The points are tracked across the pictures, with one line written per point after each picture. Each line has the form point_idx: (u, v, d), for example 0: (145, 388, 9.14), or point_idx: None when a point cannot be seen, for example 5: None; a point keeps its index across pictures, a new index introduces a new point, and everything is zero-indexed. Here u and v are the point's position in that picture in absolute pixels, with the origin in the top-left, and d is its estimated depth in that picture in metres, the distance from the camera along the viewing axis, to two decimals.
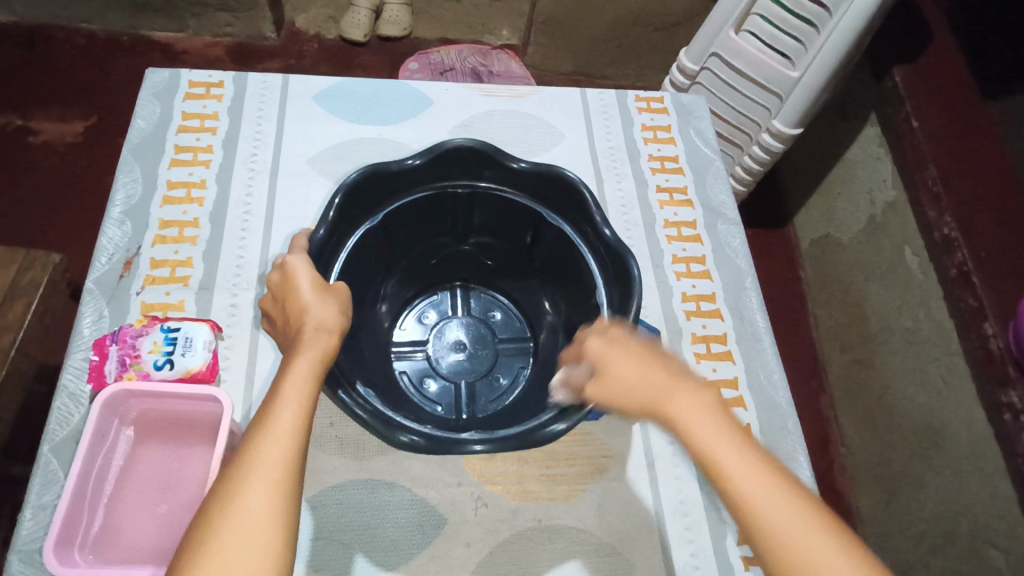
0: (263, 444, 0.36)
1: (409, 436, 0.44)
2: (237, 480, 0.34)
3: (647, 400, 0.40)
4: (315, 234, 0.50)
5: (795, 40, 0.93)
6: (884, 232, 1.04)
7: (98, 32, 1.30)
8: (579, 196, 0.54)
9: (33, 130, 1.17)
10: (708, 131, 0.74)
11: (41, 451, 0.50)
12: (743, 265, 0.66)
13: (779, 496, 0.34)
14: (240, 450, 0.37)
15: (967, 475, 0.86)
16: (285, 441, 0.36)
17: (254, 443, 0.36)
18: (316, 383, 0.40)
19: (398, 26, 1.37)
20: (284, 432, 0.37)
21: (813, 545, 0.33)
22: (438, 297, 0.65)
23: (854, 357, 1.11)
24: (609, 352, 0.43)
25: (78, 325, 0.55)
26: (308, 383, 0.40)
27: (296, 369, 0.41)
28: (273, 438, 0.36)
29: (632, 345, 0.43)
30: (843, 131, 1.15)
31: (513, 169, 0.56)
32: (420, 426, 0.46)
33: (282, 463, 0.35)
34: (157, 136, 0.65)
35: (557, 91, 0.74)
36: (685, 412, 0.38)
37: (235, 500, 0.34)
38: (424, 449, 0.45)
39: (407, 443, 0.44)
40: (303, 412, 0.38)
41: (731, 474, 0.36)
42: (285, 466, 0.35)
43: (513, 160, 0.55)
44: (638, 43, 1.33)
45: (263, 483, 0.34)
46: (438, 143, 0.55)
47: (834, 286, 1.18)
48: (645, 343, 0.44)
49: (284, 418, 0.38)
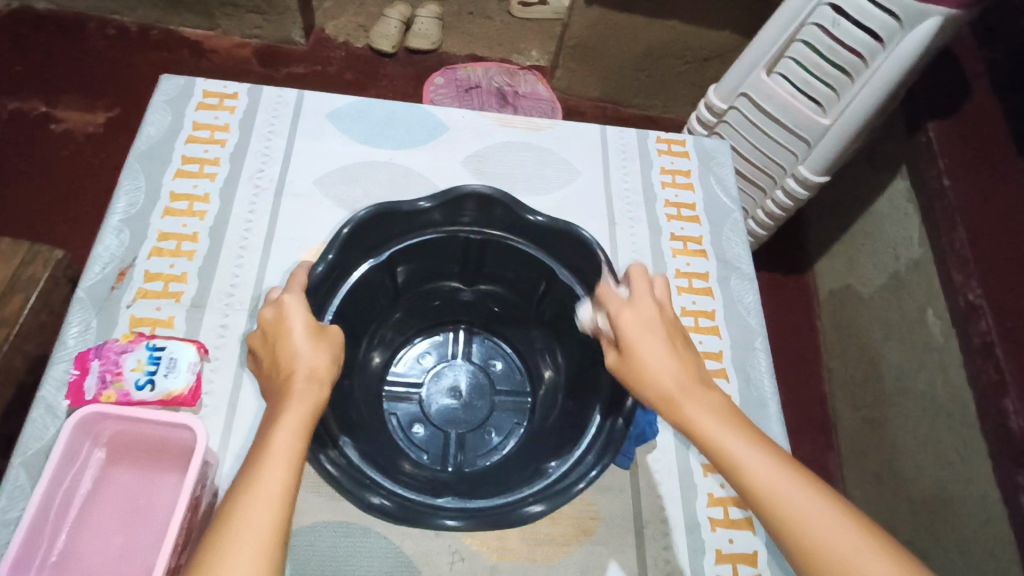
0: (246, 511, 0.34)
1: (379, 500, 0.43)
2: (218, 552, 0.32)
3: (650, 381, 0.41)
4: (313, 269, 0.49)
5: (828, 87, 0.90)
6: (907, 290, 1.00)
7: (129, 25, 1.31)
8: (592, 255, 0.52)
9: (56, 117, 1.18)
10: (729, 180, 0.72)
11: (11, 464, 0.49)
12: (754, 325, 0.63)
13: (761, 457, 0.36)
14: (219, 514, 0.34)
15: (977, 554, 0.81)
16: (271, 508, 0.34)
17: (235, 509, 0.34)
18: (307, 440, 0.39)
19: (428, 40, 1.36)
20: (271, 497, 0.35)
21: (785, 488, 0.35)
22: (441, 338, 0.63)
23: (866, 416, 1.07)
24: (642, 329, 0.43)
25: (63, 335, 0.53)
26: (298, 439, 0.38)
27: (286, 424, 0.39)
28: (255, 504, 0.34)
29: (638, 316, 0.44)
30: (871, 180, 1.12)
31: (529, 221, 0.54)
32: (393, 488, 0.45)
33: (267, 531, 0.33)
34: (165, 145, 0.64)
35: (576, 126, 0.72)
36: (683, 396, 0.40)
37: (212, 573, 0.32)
38: (392, 516, 0.43)
39: (377, 506, 0.43)
40: (291, 473, 0.37)
41: (750, 466, 0.36)
42: (270, 535, 0.33)
43: (530, 212, 0.53)
44: (667, 76, 1.31)
45: (245, 556, 0.32)
46: (454, 186, 0.53)
47: (850, 339, 1.14)
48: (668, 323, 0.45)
49: (270, 481, 0.35)
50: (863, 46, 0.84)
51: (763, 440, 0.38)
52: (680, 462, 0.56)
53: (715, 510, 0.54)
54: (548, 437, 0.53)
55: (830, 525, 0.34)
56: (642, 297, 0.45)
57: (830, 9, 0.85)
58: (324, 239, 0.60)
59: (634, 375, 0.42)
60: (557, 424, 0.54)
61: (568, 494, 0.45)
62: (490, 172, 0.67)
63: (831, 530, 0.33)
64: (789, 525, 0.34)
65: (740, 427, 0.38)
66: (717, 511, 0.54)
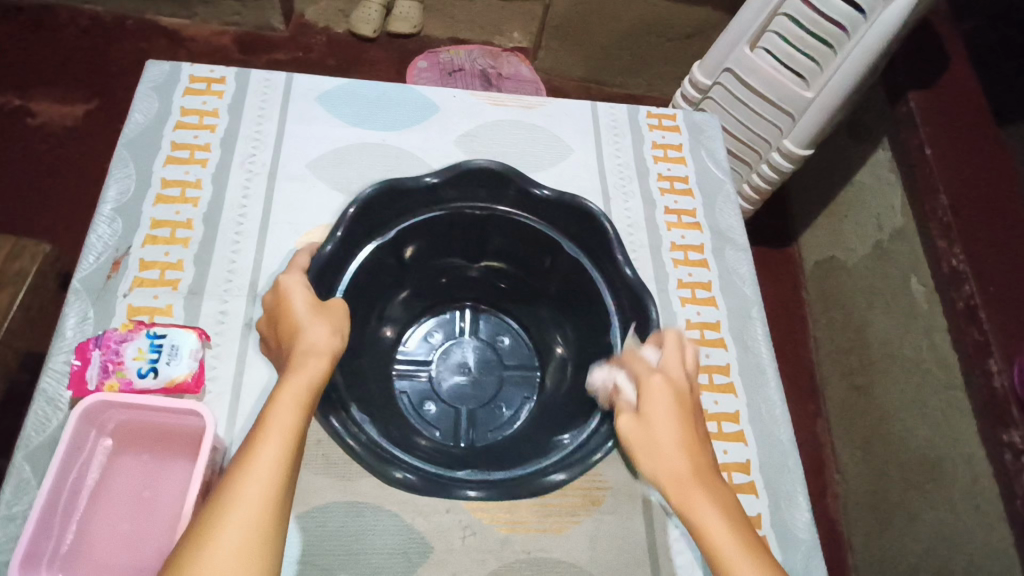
0: (242, 481, 0.34)
1: (403, 474, 0.43)
2: (211, 521, 0.32)
3: (666, 476, 0.39)
4: (320, 248, 0.50)
5: (811, 60, 0.91)
6: (891, 258, 1.02)
7: (103, 14, 1.28)
8: (600, 229, 0.53)
9: (31, 111, 1.15)
10: (719, 152, 0.73)
11: (15, 458, 0.49)
12: (749, 294, 0.64)
13: None
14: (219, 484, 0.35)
15: (963, 510, 0.84)
16: (265, 481, 0.34)
17: (232, 479, 0.34)
18: (305, 413, 0.39)
19: (409, 23, 1.35)
20: (268, 468, 0.35)
21: None
22: (447, 317, 0.63)
23: (853, 383, 1.09)
24: (661, 404, 0.42)
25: (60, 326, 0.53)
26: (294, 413, 0.38)
27: (284, 397, 0.39)
28: (252, 474, 0.34)
29: (668, 404, 0.42)
30: (853, 152, 1.13)
31: (536, 196, 0.55)
32: (415, 463, 0.45)
33: (259, 502, 0.33)
34: (153, 132, 0.63)
35: (567, 104, 0.72)
36: (699, 505, 0.37)
37: (204, 545, 0.32)
38: (416, 488, 0.43)
39: (400, 480, 0.43)
40: (291, 443, 0.37)
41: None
42: (263, 508, 0.33)
43: (537, 187, 0.54)
44: (650, 54, 1.31)
45: (236, 526, 0.32)
46: (460, 162, 0.54)
47: (836, 309, 1.16)
48: (691, 405, 0.43)
49: (266, 453, 0.35)
50: (845, 18, 0.85)
51: (764, 552, 0.35)
52: None
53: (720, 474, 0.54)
54: (558, 411, 0.55)
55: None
56: (669, 370, 0.45)
57: None
58: (321, 223, 0.60)
59: (644, 445, 0.40)
60: (568, 397, 0.55)
61: (585, 463, 0.46)
62: (483, 151, 0.67)
63: None
64: None
65: (742, 531, 0.36)
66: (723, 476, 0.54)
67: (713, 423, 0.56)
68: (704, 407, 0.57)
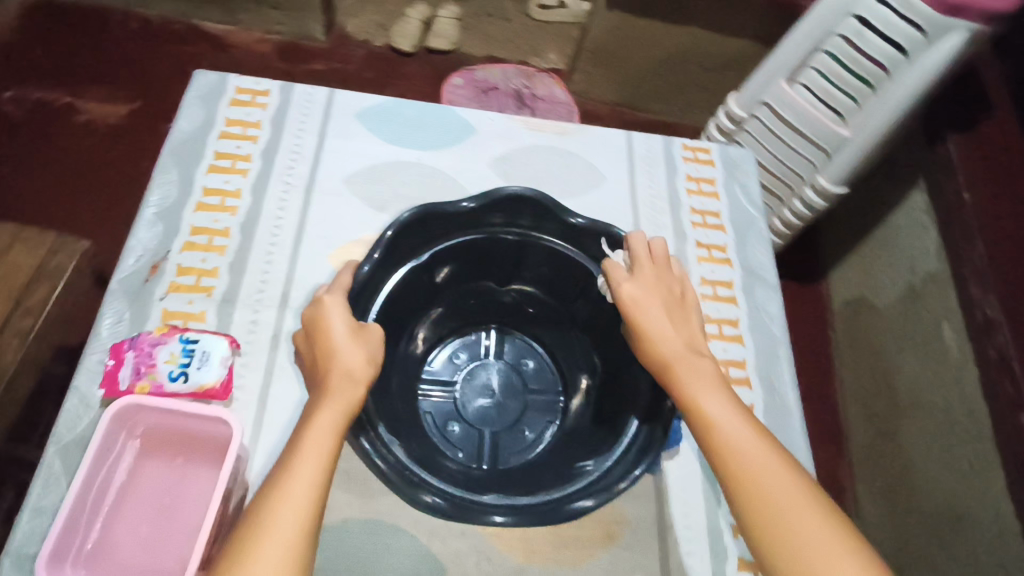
0: (278, 506, 0.36)
1: (431, 497, 0.44)
2: (253, 537, 0.35)
3: (656, 355, 0.46)
4: (359, 269, 0.51)
5: (849, 98, 0.90)
6: (923, 302, 1.01)
7: (151, 18, 1.32)
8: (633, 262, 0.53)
9: (78, 109, 1.19)
10: (753, 189, 0.72)
11: (46, 452, 0.50)
12: (778, 334, 0.63)
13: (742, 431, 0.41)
14: (258, 501, 0.37)
15: (987, 567, 0.82)
16: (299, 507, 0.36)
17: (267, 503, 0.37)
18: (338, 439, 0.41)
19: (447, 40, 1.37)
20: (302, 494, 0.37)
21: (761, 462, 0.39)
22: (472, 338, 0.64)
23: (879, 427, 1.07)
24: (647, 298, 0.49)
25: (96, 326, 0.54)
26: (330, 437, 0.41)
27: (320, 423, 0.41)
28: (290, 497, 0.37)
29: (654, 296, 0.49)
30: (888, 192, 1.12)
31: (572, 224, 0.55)
32: (443, 486, 0.46)
33: (295, 522, 0.36)
34: (198, 141, 0.64)
35: (601, 131, 0.72)
36: (682, 375, 0.45)
37: (246, 562, 0.34)
38: (444, 513, 0.44)
39: (428, 503, 0.44)
40: (324, 468, 0.39)
41: (723, 428, 0.41)
42: (296, 532, 0.36)
43: (572, 216, 0.55)
44: (685, 82, 1.31)
45: (275, 544, 0.35)
46: (493, 189, 0.55)
47: (864, 350, 1.14)
48: (675, 295, 0.50)
49: (303, 477, 0.38)
50: (887, 58, 0.84)
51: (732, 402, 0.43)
52: (707, 468, 0.55)
53: None
54: (581, 440, 0.54)
55: (785, 483, 0.38)
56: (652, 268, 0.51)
57: (855, 20, 0.85)
58: (355, 239, 0.61)
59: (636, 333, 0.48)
60: (591, 427, 0.55)
61: (611, 491, 0.46)
62: (518, 176, 0.67)
63: (792, 508, 0.37)
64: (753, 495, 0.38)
65: (714, 385, 0.44)
66: None
67: None
68: None
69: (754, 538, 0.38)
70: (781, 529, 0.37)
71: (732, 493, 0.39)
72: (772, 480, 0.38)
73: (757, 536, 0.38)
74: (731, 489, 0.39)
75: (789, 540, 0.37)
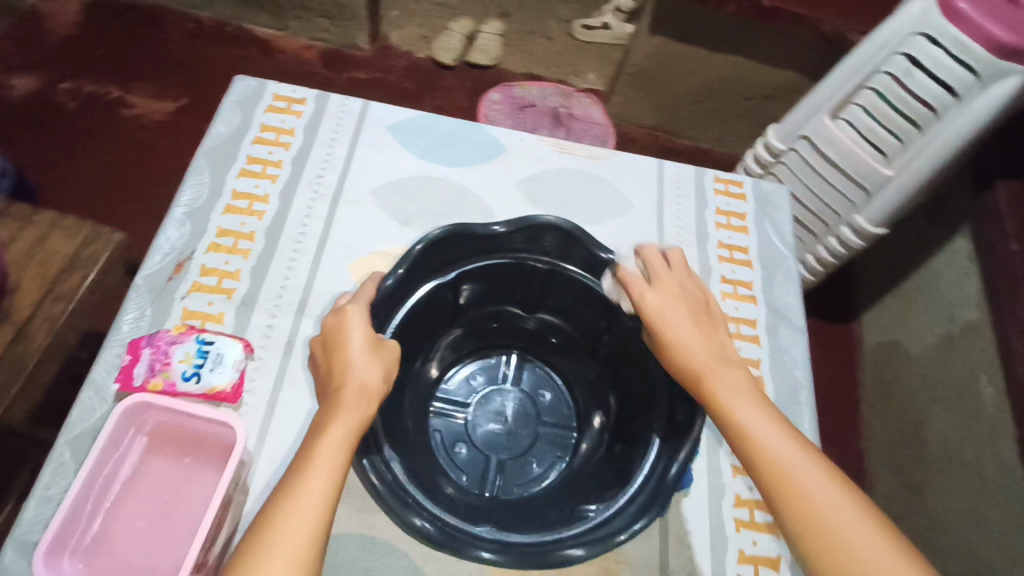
0: (290, 515, 0.36)
1: (420, 522, 0.44)
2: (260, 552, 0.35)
3: (691, 367, 0.47)
4: (384, 281, 0.51)
5: (894, 137, 0.86)
6: (959, 353, 0.96)
7: (204, 19, 1.36)
8: None
9: (127, 103, 1.23)
10: (785, 226, 0.70)
11: (57, 441, 0.51)
12: (800, 378, 0.61)
13: (783, 438, 0.42)
14: (266, 513, 0.37)
15: None
16: (310, 519, 0.36)
17: (280, 512, 0.37)
18: (349, 452, 0.41)
19: (488, 55, 1.39)
20: (313, 505, 0.37)
21: (807, 469, 0.40)
22: (493, 361, 0.63)
23: (904, 479, 1.02)
24: (673, 310, 0.49)
25: (118, 321, 0.55)
26: (341, 452, 0.40)
27: (332, 434, 0.41)
28: (298, 511, 0.37)
29: (686, 307, 0.50)
30: (930, 235, 1.08)
31: (601, 259, 0.55)
32: (436, 511, 0.45)
33: (304, 537, 0.36)
34: (232, 144, 0.66)
35: (632, 158, 0.72)
36: (718, 387, 0.45)
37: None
38: (433, 540, 0.44)
39: (417, 528, 0.44)
40: (334, 481, 0.39)
41: (765, 439, 0.42)
42: (308, 545, 0.36)
43: (603, 250, 0.54)
44: (725, 110, 1.29)
45: (283, 559, 0.35)
46: (528, 215, 0.55)
47: (894, 397, 1.10)
48: (700, 307, 0.51)
49: (313, 491, 0.38)
50: (935, 98, 0.80)
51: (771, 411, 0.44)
52: (713, 513, 0.54)
53: (744, 567, 0.52)
54: (590, 479, 0.53)
55: (831, 492, 0.39)
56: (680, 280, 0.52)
57: (904, 59, 0.82)
58: (376, 251, 0.61)
59: (669, 345, 0.48)
60: (602, 466, 0.54)
61: (611, 543, 0.45)
62: (544, 199, 0.67)
63: (842, 514, 0.38)
64: (803, 505, 0.39)
65: (750, 395, 0.45)
66: (746, 569, 0.52)
67: (745, 509, 0.54)
68: (737, 491, 0.55)
69: (802, 549, 0.38)
70: (834, 539, 0.37)
71: (783, 508, 0.39)
72: (819, 487, 0.39)
73: (805, 545, 0.38)
74: (776, 500, 0.40)
75: (840, 549, 0.37)
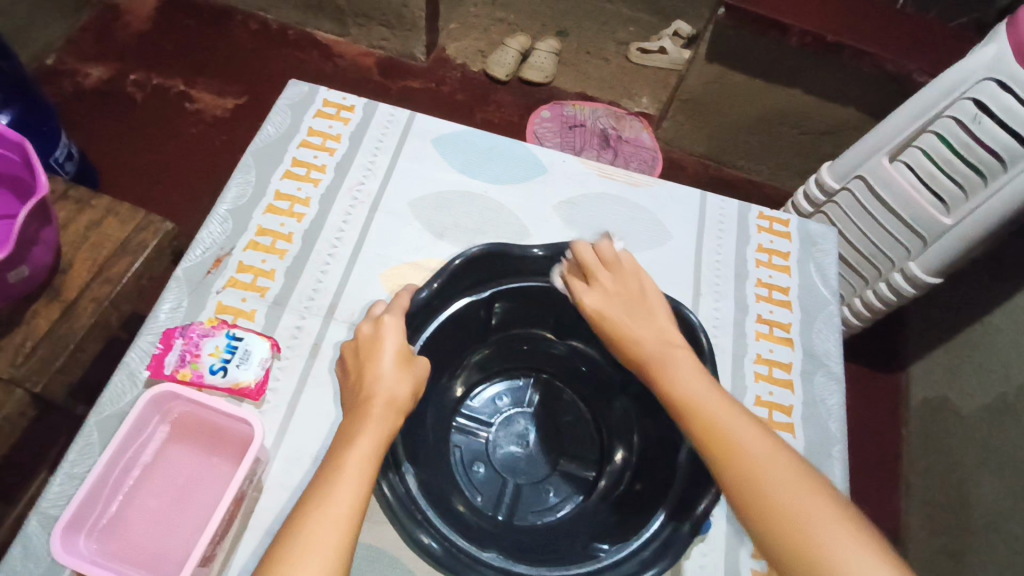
0: (318, 525, 0.36)
1: (427, 540, 0.43)
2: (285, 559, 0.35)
3: (636, 357, 0.47)
4: (417, 294, 0.51)
5: (956, 185, 0.82)
6: (1015, 417, 0.90)
7: (270, 22, 1.41)
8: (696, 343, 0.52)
9: (191, 97, 1.28)
10: (830, 270, 0.68)
11: (87, 421, 0.52)
12: (834, 430, 0.58)
13: (721, 408, 0.42)
14: (295, 518, 0.37)
15: None
16: (338, 528, 0.36)
17: (308, 520, 0.37)
18: (376, 464, 0.40)
19: (542, 73, 1.39)
20: (340, 518, 0.37)
21: (744, 434, 0.40)
22: (521, 383, 0.63)
23: (945, 546, 0.96)
24: (613, 296, 0.51)
25: (156, 309, 0.57)
26: (368, 465, 0.40)
27: (360, 446, 0.41)
28: (326, 519, 0.37)
29: (626, 297, 0.50)
30: (991, 289, 1.02)
31: None
32: (446, 530, 0.45)
33: (333, 545, 0.36)
34: (280, 146, 0.67)
35: (675, 188, 0.70)
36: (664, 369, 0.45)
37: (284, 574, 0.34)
38: (438, 561, 0.43)
39: (424, 547, 0.43)
40: (362, 493, 0.39)
41: (707, 412, 0.41)
42: (337, 555, 0.36)
43: None
44: (779, 143, 1.26)
45: (312, 561, 0.35)
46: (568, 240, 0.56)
47: (940, 456, 1.04)
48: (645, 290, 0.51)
49: (341, 500, 0.38)
50: (1003, 148, 0.76)
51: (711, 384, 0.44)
52: (728, 565, 0.52)
53: None
54: (605, 517, 0.52)
55: (806, 492, 0.37)
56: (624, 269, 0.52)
57: (972, 104, 0.78)
58: (410, 261, 0.62)
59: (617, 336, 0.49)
60: (617, 506, 0.53)
61: None
62: (582, 223, 0.66)
63: (774, 475, 0.38)
64: (740, 469, 0.38)
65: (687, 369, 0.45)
66: None
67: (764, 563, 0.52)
68: None
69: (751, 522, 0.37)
70: (778, 502, 0.37)
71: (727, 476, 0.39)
72: (754, 448, 0.39)
73: (746, 505, 0.38)
74: (743, 507, 0.38)
75: (781, 512, 0.36)
